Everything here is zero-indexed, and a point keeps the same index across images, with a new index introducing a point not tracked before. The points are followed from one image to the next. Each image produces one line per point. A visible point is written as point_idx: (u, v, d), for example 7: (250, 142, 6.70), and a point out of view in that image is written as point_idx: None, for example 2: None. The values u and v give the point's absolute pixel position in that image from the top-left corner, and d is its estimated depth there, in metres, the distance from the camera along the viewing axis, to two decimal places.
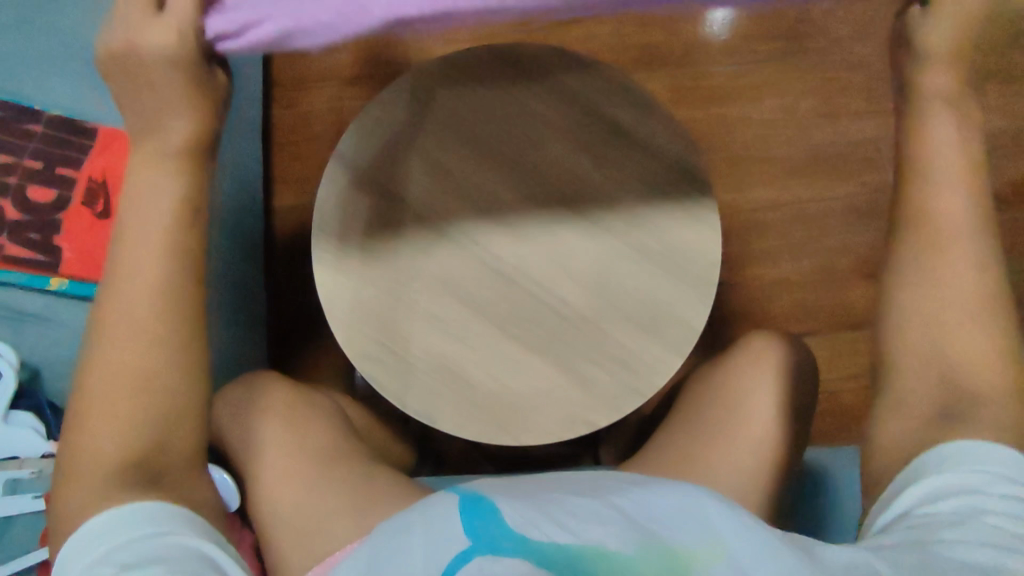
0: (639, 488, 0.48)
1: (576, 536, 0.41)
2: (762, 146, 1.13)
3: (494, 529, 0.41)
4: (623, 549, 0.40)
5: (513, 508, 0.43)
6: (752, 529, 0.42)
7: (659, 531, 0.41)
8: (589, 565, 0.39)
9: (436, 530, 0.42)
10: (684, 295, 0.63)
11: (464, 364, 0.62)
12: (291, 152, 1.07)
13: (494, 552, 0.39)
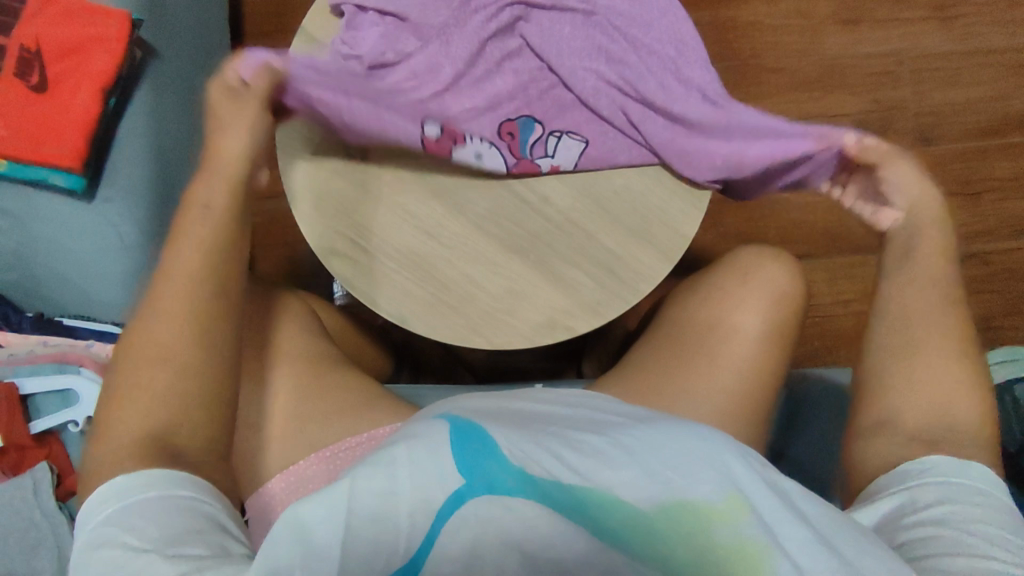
0: (650, 427, 0.45)
1: (580, 478, 0.40)
2: (774, 54, 1.06)
3: (493, 467, 0.40)
4: (636, 500, 0.39)
5: (508, 442, 0.42)
6: (773, 487, 0.40)
7: (677, 482, 0.39)
8: (595, 506, 0.39)
9: (426, 455, 0.40)
10: (675, 201, 0.60)
11: (438, 260, 0.58)
12: (266, 43, 0.98)
13: (493, 493, 0.39)
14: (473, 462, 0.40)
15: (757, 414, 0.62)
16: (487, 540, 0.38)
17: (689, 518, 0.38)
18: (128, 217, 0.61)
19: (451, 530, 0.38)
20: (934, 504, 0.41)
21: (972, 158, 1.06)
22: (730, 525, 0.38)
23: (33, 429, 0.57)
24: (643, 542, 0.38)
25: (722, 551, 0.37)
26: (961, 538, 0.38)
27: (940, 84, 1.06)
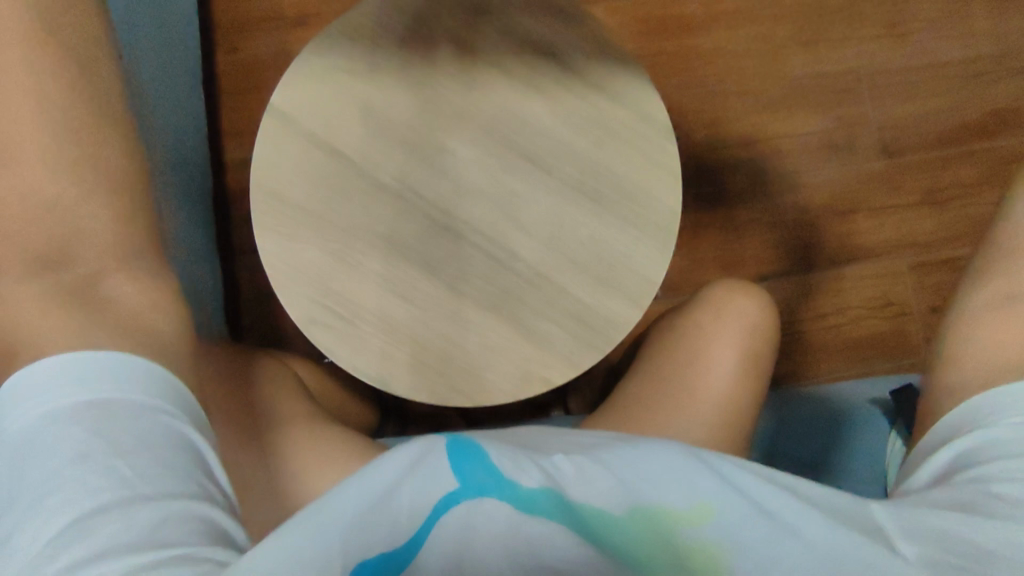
0: (620, 444, 0.46)
1: (561, 488, 0.41)
2: (737, 79, 1.09)
3: (485, 473, 0.39)
4: (610, 506, 0.40)
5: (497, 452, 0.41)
6: (735, 482, 0.42)
7: (650, 490, 0.41)
8: (576, 512, 0.40)
9: (427, 465, 0.38)
10: (641, 248, 0.62)
11: (416, 322, 0.60)
12: (239, 101, 1.00)
13: (483, 497, 0.38)
14: (471, 472, 0.39)
15: (736, 448, 0.63)
16: (471, 542, 0.37)
17: (660, 520, 0.40)
18: None
19: (440, 531, 0.37)
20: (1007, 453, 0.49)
21: (934, 167, 1.10)
22: (695, 526, 0.40)
23: None
24: (622, 549, 0.39)
25: (684, 549, 0.39)
26: (989, 482, 0.47)
27: (898, 99, 1.10)
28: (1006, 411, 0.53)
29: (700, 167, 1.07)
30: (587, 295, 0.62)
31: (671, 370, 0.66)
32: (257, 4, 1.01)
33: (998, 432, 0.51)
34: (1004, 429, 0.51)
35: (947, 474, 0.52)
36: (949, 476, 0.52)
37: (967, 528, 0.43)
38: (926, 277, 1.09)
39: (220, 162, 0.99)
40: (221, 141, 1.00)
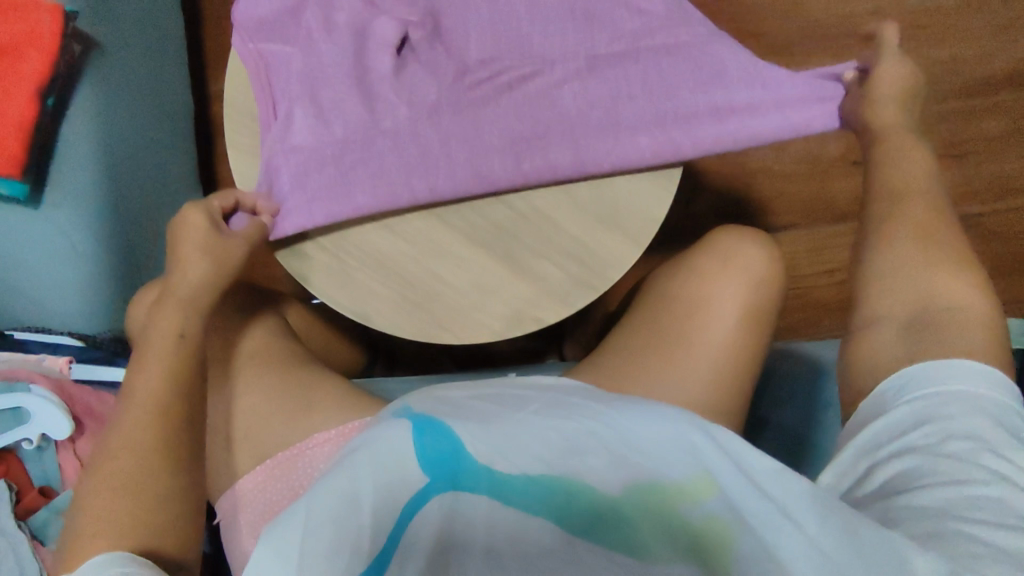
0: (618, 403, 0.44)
1: (545, 466, 0.42)
2: (758, 15, 0.99)
3: (456, 462, 0.41)
4: (601, 484, 0.41)
5: (474, 436, 0.42)
6: (745, 467, 0.39)
7: (643, 464, 0.41)
8: (563, 490, 0.41)
9: (385, 453, 0.40)
10: (643, 185, 0.58)
11: (403, 258, 0.57)
12: (223, 26, 0.94)
13: (456, 489, 0.41)
14: (438, 459, 0.41)
15: (734, 400, 0.61)
16: (456, 528, 0.40)
17: (655, 497, 0.40)
18: (77, 222, 0.59)
19: (416, 525, 0.39)
20: (917, 422, 0.43)
21: (961, 119, 1.00)
22: (690, 503, 0.39)
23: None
24: (618, 528, 0.40)
25: (688, 529, 0.38)
26: (932, 454, 0.41)
27: (929, 42, 1.00)
28: (933, 375, 0.44)
29: None
30: (584, 235, 0.58)
31: (668, 321, 0.63)
32: None
33: (925, 398, 0.44)
34: (909, 403, 0.44)
35: (860, 460, 0.44)
36: (859, 465, 0.44)
37: (964, 522, 0.36)
38: None
39: (204, 92, 0.94)
40: (205, 69, 0.94)
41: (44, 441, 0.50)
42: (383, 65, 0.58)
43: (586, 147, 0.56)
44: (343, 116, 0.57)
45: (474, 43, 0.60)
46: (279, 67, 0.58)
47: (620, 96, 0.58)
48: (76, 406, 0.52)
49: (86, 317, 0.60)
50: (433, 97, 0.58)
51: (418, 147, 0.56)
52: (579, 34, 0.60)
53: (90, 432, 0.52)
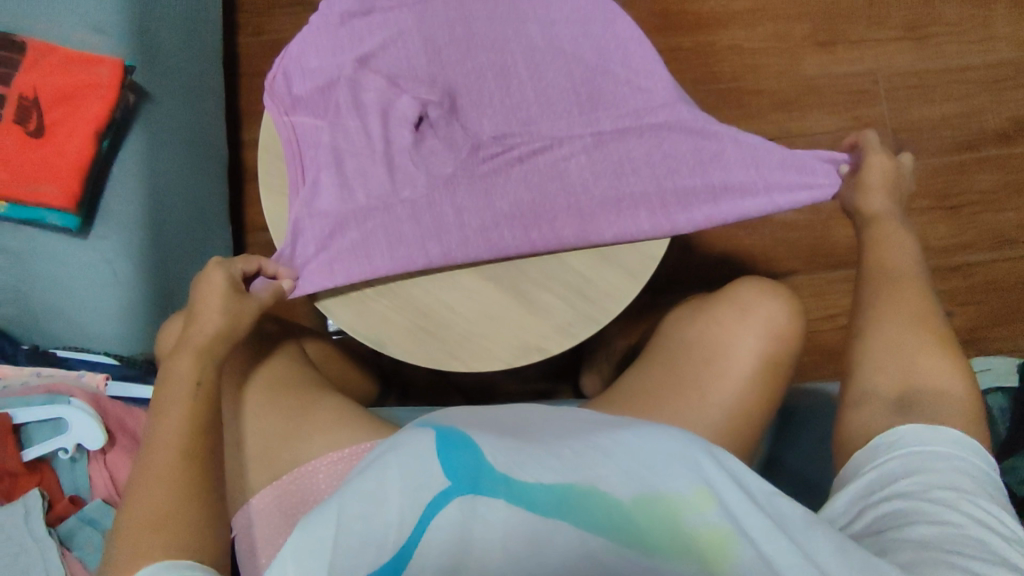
0: (621, 429, 0.46)
1: (561, 475, 0.41)
2: (753, 76, 1.06)
3: (477, 473, 0.41)
4: (614, 493, 0.41)
5: (495, 448, 0.42)
6: (750, 497, 0.41)
7: (652, 480, 0.41)
8: (576, 502, 0.40)
9: (414, 459, 0.41)
10: (644, 223, 0.62)
11: (417, 290, 0.61)
12: (257, 82, 1.03)
13: (476, 495, 0.40)
14: (461, 467, 0.41)
15: (743, 444, 0.60)
16: (474, 540, 0.39)
17: (663, 513, 0.40)
18: (120, 251, 0.64)
19: (434, 529, 0.39)
20: (905, 473, 0.45)
21: (954, 174, 1.05)
22: (694, 517, 0.39)
23: (25, 456, 0.51)
24: (626, 541, 0.39)
25: (688, 540, 0.39)
26: (918, 498, 0.43)
27: (916, 101, 1.06)
28: (918, 434, 0.47)
29: None
30: (587, 270, 0.62)
31: (672, 361, 0.62)
32: None
33: (912, 450, 0.46)
34: (900, 456, 0.46)
35: (853, 502, 0.46)
36: (852, 509, 0.46)
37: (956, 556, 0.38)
38: (940, 283, 1.03)
39: (236, 140, 1.01)
40: (238, 119, 1.02)
41: (77, 452, 0.53)
42: (403, 140, 0.63)
43: (588, 221, 0.62)
44: (366, 185, 0.62)
45: (487, 120, 0.65)
46: (308, 138, 0.63)
47: (620, 172, 0.64)
48: (108, 419, 0.55)
49: (119, 343, 0.63)
50: (449, 171, 0.63)
51: (433, 218, 0.61)
52: (584, 109, 0.65)
53: (120, 447, 0.55)
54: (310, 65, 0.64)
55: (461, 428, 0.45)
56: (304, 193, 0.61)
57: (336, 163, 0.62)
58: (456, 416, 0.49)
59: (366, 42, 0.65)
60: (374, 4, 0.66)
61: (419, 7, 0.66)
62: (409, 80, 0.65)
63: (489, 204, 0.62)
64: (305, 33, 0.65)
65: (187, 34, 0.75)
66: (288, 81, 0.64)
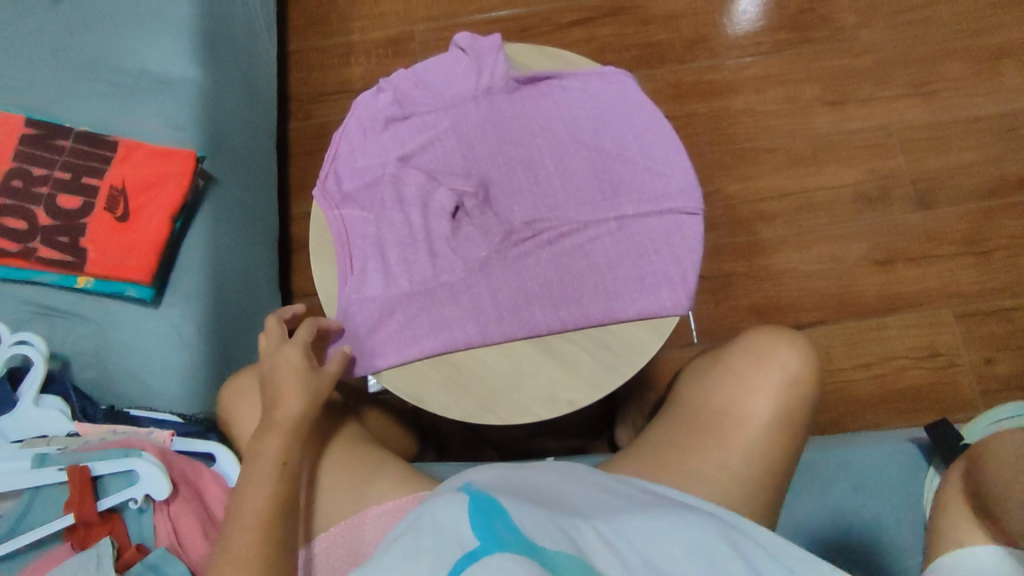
0: (648, 515, 0.48)
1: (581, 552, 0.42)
2: (768, 137, 1.11)
3: (502, 535, 0.40)
4: None
5: (523, 514, 0.43)
6: None
7: None
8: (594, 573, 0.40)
9: (444, 526, 0.42)
10: (663, 287, 0.66)
11: (460, 352, 0.66)
12: (307, 163, 1.13)
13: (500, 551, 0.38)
14: (487, 531, 0.40)
15: (770, 489, 0.61)
16: None
17: None
18: (187, 319, 0.71)
19: None
20: None
21: (978, 220, 1.06)
22: None
23: (100, 506, 0.57)
24: None
25: None
26: None
27: (932, 151, 1.09)
28: None
29: (732, 218, 1.09)
30: (614, 329, 0.66)
31: (691, 410, 0.65)
32: (329, 79, 1.17)
33: None
34: None
35: None
36: None
37: None
38: (976, 328, 1.02)
39: (287, 215, 1.11)
40: (289, 196, 1.12)
41: (146, 503, 0.58)
42: (442, 228, 0.70)
43: (613, 298, 0.66)
44: (409, 271, 0.68)
45: (518, 206, 0.71)
46: (356, 231, 0.70)
47: (643, 252, 0.68)
48: (174, 471, 0.60)
49: (182, 401, 0.69)
50: (484, 255, 0.69)
51: (471, 298, 0.67)
52: (606, 191, 0.71)
53: (183, 498, 0.60)
54: (357, 165, 0.73)
55: (493, 495, 0.47)
56: (354, 277, 0.68)
57: (379, 248, 0.69)
58: (493, 486, 0.50)
59: (407, 143, 0.73)
60: (412, 109, 0.75)
61: (453, 111, 0.74)
62: (446, 174, 0.72)
63: (521, 281, 0.67)
64: (353, 138, 0.74)
65: (245, 129, 0.86)
66: (338, 180, 0.72)
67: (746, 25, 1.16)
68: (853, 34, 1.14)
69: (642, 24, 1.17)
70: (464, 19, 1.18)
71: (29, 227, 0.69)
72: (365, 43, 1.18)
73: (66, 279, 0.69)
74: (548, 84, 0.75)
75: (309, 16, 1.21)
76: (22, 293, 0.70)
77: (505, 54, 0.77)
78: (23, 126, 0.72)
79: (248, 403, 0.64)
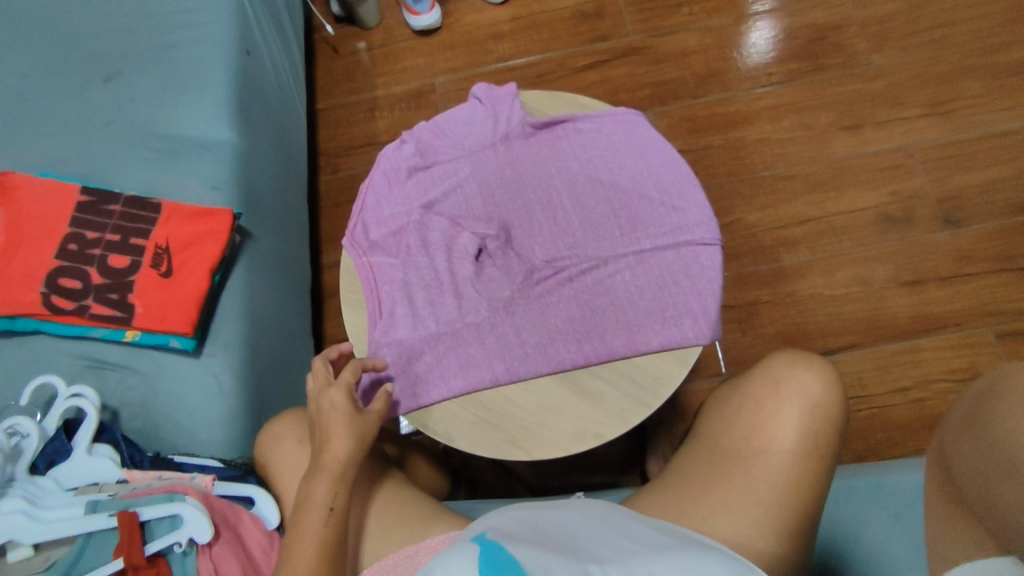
0: (663, 560, 0.46)
1: None
2: (785, 164, 1.12)
3: None
4: None
5: (533, 556, 0.42)
6: None
7: None
8: None
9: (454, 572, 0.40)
10: (683, 319, 0.67)
11: (487, 390, 0.67)
12: (336, 213, 1.19)
13: None
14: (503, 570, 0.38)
15: (803, 518, 0.60)
16: None
17: None
18: (226, 367, 0.75)
19: None
20: None
21: (1009, 236, 1.04)
22: None
23: (146, 551, 0.59)
24: None
25: None
26: None
27: (954, 170, 1.08)
28: None
29: (755, 246, 1.09)
30: (637, 361, 0.67)
31: (718, 440, 0.64)
32: (356, 133, 1.24)
33: None
34: None
35: None
36: None
37: None
38: (1015, 347, 0.99)
39: (317, 263, 1.15)
40: (319, 245, 1.17)
41: (189, 546, 0.61)
42: (465, 270, 0.73)
43: (635, 331, 0.67)
44: (435, 312, 0.71)
45: (538, 246, 0.73)
46: (384, 276, 0.73)
47: (663, 284, 0.69)
48: (215, 515, 0.62)
49: (222, 447, 0.72)
50: (507, 295, 0.71)
51: (496, 337, 0.69)
52: (623, 227, 0.73)
53: (224, 540, 0.62)
54: (383, 213, 0.76)
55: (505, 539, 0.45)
56: (383, 321, 0.71)
57: (405, 292, 0.72)
58: (507, 531, 0.48)
59: (430, 191, 0.77)
60: (434, 158, 0.79)
61: (472, 158, 0.77)
62: (468, 217, 0.75)
63: (544, 318, 0.69)
64: (378, 188, 0.78)
65: (275, 185, 0.91)
66: (365, 228, 0.76)
67: (757, 59, 1.19)
68: (864, 60, 1.16)
69: (653, 63, 1.21)
70: (482, 68, 1.24)
71: (82, 286, 0.74)
72: (389, 97, 1.25)
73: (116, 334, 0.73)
74: (563, 127, 0.78)
75: (336, 75, 1.29)
76: (76, 348, 0.74)
77: (520, 102, 0.81)
78: (78, 193, 0.78)
79: (287, 447, 0.66)
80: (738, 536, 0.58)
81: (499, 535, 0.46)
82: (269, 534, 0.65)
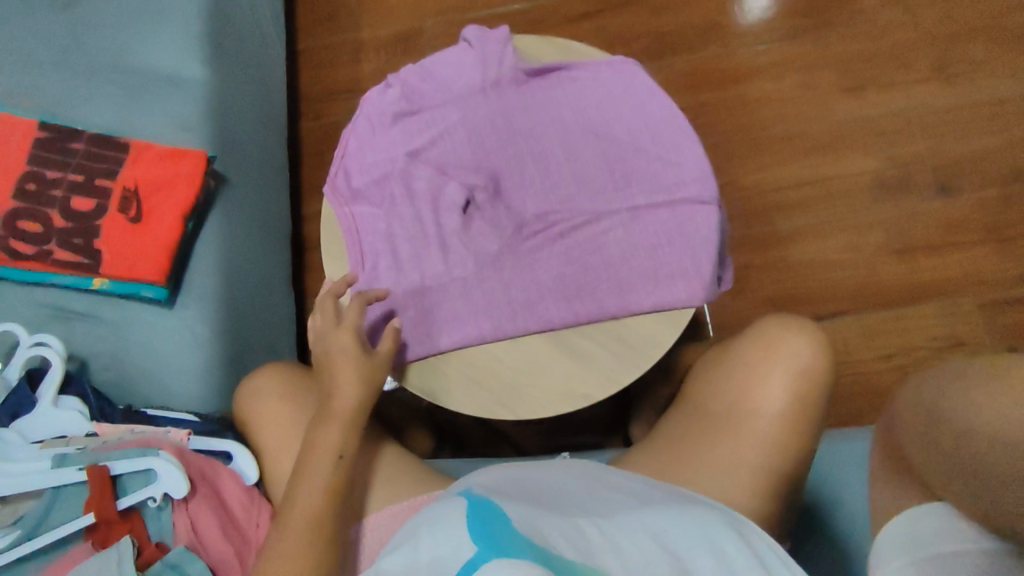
0: (652, 517, 0.45)
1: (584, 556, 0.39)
2: (783, 125, 1.09)
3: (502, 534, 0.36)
4: None
5: (521, 515, 0.40)
6: None
7: None
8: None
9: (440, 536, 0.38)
10: (677, 279, 0.65)
11: (474, 347, 0.65)
12: (317, 161, 1.13)
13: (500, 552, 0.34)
14: (491, 534, 0.36)
15: (788, 480, 0.60)
16: None
17: None
18: (200, 318, 0.71)
19: None
20: None
21: (1002, 205, 1.03)
22: None
23: (120, 505, 0.57)
24: None
25: None
26: None
27: (954, 136, 1.06)
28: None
29: (748, 209, 1.07)
30: (627, 321, 0.65)
31: (708, 402, 0.63)
32: (338, 77, 1.17)
33: None
34: None
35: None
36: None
37: None
38: (1000, 317, 1.00)
39: (298, 214, 1.11)
40: (300, 195, 1.12)
41: (165, 501, 0.59)
42: (453, 223, 0.69)
43: (626, 290, 0.65)
44: (420, 266, 0.68)
45: (529, 199, 0.70)
46: (366, 226, 0.70)
47: (657, 243, 0.67)
48: (191, 470, 0.61)
49: (198, 401, 0.70)
50: (496, 250, 0.68)
51: (483, 293, 0.66)
52: (618, 182, 0.70)
53: (201, 496, 0.60)
54: (367, 160, 0.72)
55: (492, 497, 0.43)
56: (365, 274, 0.68)
57: (389, 243, 0.69)
58: (493, 489, 0.47)
59: (417, 138, 0.72)
60: (421, 104, 0.74)
61: (462, 105, 0.73)
62: (456, 168, 0.72)
63: (533, 275, 0.67)
64: (361, 134, 0.73)
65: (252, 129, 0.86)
66: (348, 176, 0.72)
67: (760, 12, 1.14)
68: (870, 18, 1.11)
69: (653, 13, 1.15)
70: (473, 12, 1.17)
71: (44, 230, 0.70)
72: (374, 40, 1.18)
73: (82, 281, 0.69)
74: (559, 75, 0.73)
75: (317, 14, 1.21)
76: (40, 295, 0.70)
77: (513, 46, 0.76)
78: (36, 130, 0.73)
79: (266, 402, 0.64)
80: (722, 497, 0.58)
81: (485, 494, 0.45)
82: (248, 490, 0.63)
